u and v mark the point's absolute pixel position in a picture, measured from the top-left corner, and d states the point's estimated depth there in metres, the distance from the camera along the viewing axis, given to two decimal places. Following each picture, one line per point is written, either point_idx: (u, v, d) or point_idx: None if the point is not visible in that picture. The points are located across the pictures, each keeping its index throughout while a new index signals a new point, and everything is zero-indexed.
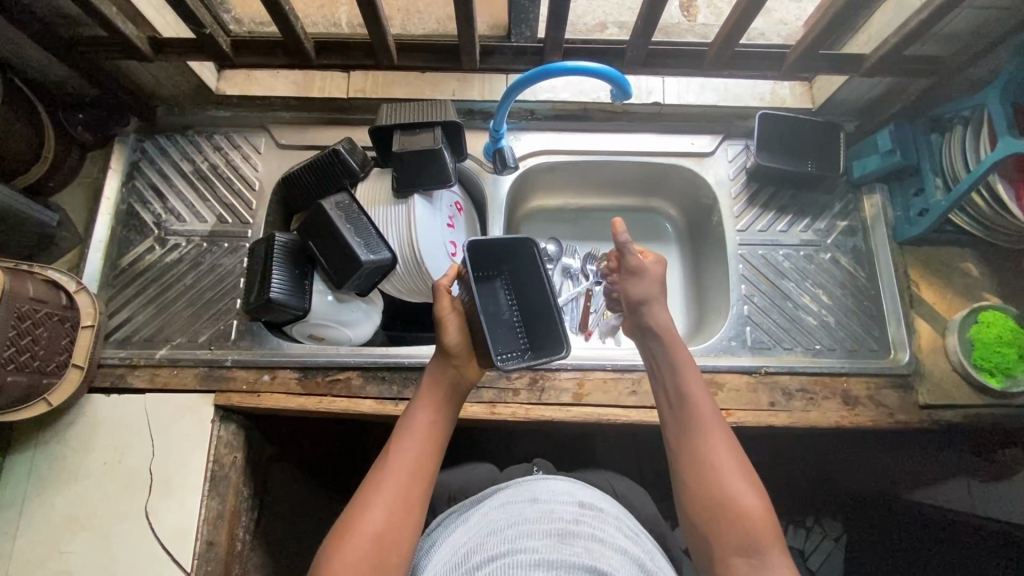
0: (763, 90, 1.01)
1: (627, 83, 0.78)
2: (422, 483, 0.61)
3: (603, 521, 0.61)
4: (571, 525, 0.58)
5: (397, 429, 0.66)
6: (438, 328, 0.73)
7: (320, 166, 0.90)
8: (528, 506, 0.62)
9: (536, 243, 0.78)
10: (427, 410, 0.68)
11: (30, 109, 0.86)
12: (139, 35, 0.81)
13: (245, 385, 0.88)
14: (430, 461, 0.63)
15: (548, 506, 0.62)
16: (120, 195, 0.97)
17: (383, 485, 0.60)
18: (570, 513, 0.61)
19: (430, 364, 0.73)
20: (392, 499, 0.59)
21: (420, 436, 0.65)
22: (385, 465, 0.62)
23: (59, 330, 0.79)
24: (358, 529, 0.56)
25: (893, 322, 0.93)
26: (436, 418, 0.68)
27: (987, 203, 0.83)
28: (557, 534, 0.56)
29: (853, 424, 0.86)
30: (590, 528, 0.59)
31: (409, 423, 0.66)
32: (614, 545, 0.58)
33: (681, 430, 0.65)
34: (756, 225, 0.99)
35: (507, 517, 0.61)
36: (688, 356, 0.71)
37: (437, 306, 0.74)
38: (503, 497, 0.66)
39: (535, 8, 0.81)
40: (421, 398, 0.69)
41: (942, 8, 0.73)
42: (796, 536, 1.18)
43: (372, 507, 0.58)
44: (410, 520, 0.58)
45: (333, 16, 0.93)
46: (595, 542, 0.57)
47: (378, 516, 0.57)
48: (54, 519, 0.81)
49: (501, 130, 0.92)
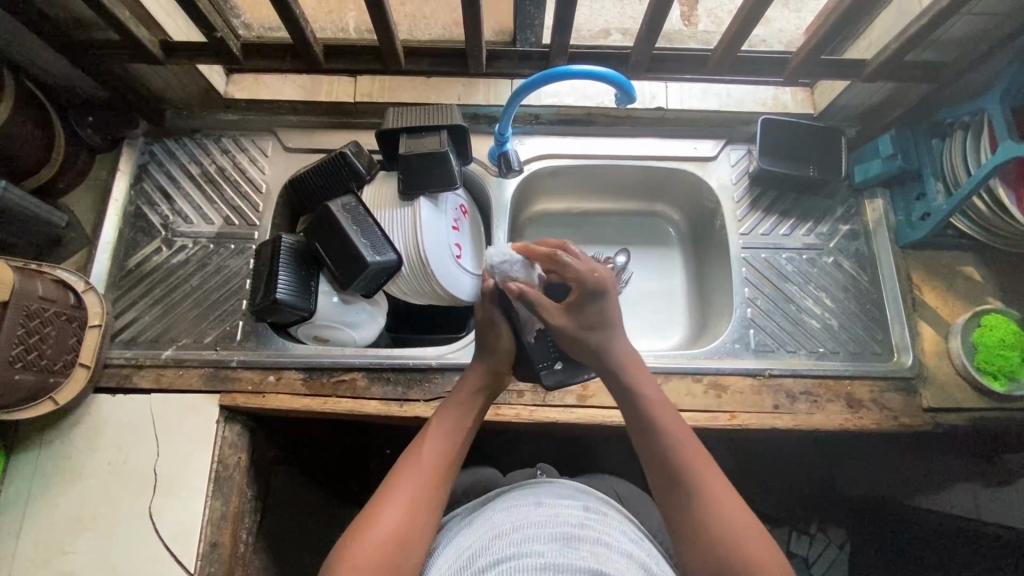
0: (764, 96, 1.03)
1: (631, 86, 0.79)
2: (443, 487, 0.61)
3: (608, 525, 0.61)
4: (577, 530, 0.58)
5: (426, 430, 0.66)
6: (484, 333, 0.75)
7: (328, 169, 0.91)
8: (533, 510, 0.62)
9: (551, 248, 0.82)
10: (454, 421, 0.68)
11: (40, 112, 0.87)
12: (151, 38, 0.83)
13: (251, 385, 0.89)
14: (454, 465, 0.64)
15: (553, 510, 0.62)
16: (128, 197, 0.98)
17: (407, 484, 0.60)
18: (575, 517, 0.61)
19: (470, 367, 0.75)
20: (415, 498, 0.59)
21: (448, 440, 0.65)
22: (411, 464, 0.62)
23: (67, 329, 0.80)
24: (379, 525, 0.56)
25: (896, 326, 0.93)
26: (459, 425, 0.68)
27: (988, 208, 0.83)
28: (562, 538, 0.56)
29: (857, 427, 0.86)
30: (596, 532, 0.59)
31: (434, 430, 0.66)
32: (619, 549, 0.58)
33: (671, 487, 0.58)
34: (758, 228, 1.00)
35: (510, 523, 0.60)
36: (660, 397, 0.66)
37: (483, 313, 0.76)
38: (507, 504, 0.65)
39: (540, 15, 0.82)
40: (453, 404, 0.69)
41: (943, 14, 0.74)
42: (798, 543, 1.16)
43: (391, 507, 0.57)
44: (427, 523, 0.58)
45: (341, 21, 0.94)
46: (601, 546, 0.57)
47: (400, 513, 0.57)
48: (58, 518, 0.81)
49: (506, 134, 0.93)
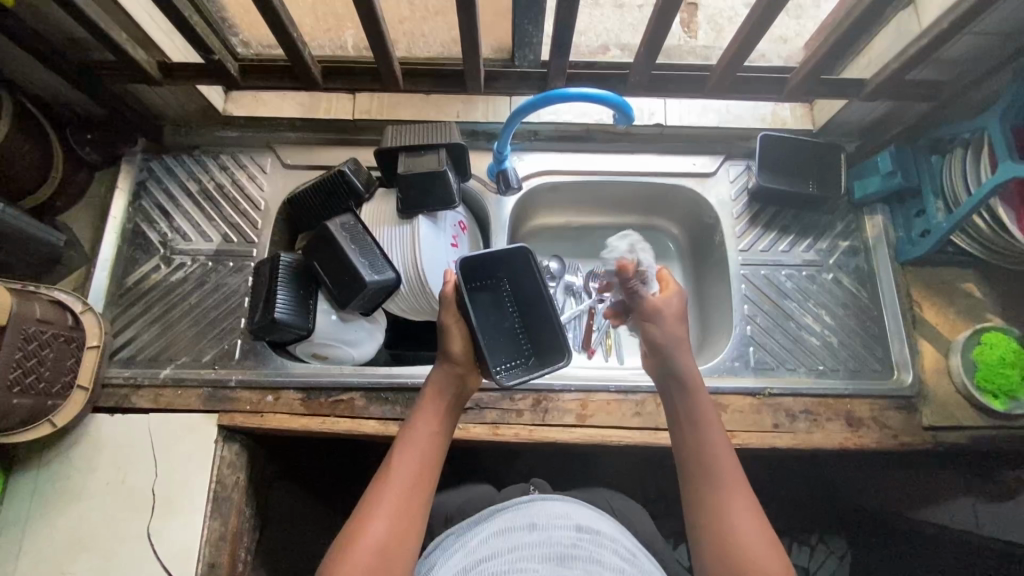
0: (764, 111, 1.03)
1: (629, 108, 0.79)
2: (424, 493, 0.62)
3: (601, 545, 0.61)
4: (570, 549, 0.59)
5: (401, 438, 0.67)
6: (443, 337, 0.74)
7: (326, 187, 0.91)
8: (527, 533, 0.62)
9: (530, 249, 0.77)
10: (430, 423, 0.69)
11: (38, 131, 0.87)
12: (148, 59, 0.83)
13: (249, 405, 0.88)
14: (431, 472, 0.64)
15: (546, 533, 0.61)
16: (127, 214, 0.98)
17: (387, 495, 0.61)
18: (568, 538, 0.61)
19: (433, 371, 0.74)
20: (394, 512, 0.59)
21: (421, 446, 0.66)
22: (389, 474, 0.63)
23: (65, 351, 0.79)
24: (363, 542, 0.57)
25: (896, 343, 0.93)
26: (438, 430, 0.69)
27: (988, 225, 0.83)
28: (555, 558, 0.58)
29: (857, 446, 0.86)
30: (589, 552, 0.59)
31: (411, 435, 0.67)
32: (612, 566, 0.58)
33: (689, 455, 0.64)
34: (757, 245, 1.00)
35: (503, 544, 0.61)
36: (705, 393, 0.68)
37: (441, 322, 0.74)
38: (500, 523, 0.65)
39: (539, 32, 0.81)
40: (422, 408, 0.70)
41: (944, 34, 0.73)
42: (799, 553, 1.18)
43: (376, 520, 0.58)
44: (412, 529, 0.59)
45: (339, 39, 0.92)
46: (594, 564, 0.57)
47: (382, 528, 0.58)
48: (57, 540, 0.81)
49: (505, 152, 0.94)
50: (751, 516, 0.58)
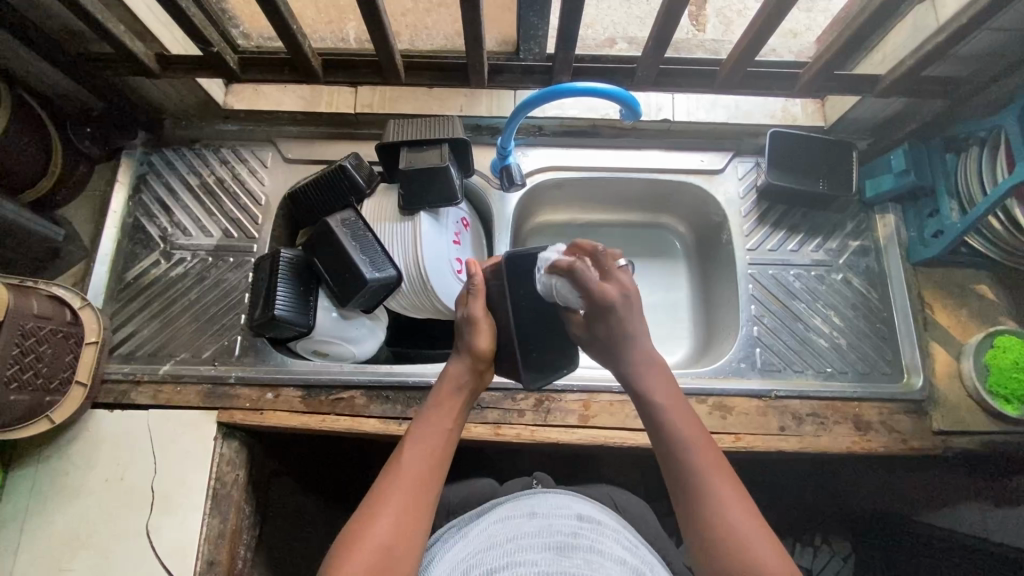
0: (774, 108, 1.00)
1: (636, 102, 0.78)
2: (433, 489, 0.61)
3: (602, 534, 0.60)
4: (570, 538, 0.57)
5: (413, 432, 0.66)
6: (471, 330, 0.72)
7: (326, 182, 0.89)
8: (527, 520, 0.61)
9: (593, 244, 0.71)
10: (443, 418, 0.68)
11: (37, 123, 0.86)
12: (146, 51, 0.81)
13: (249, 402, 0.87)
14: (441, 468, 0.63)
15: (547, 521, 0.60)
16: (127, 208, 0.97)
17: (394, 491, 0.59)
18: (568, 526, 0.60)
19: (451, 363, 0.73)
20: (403, 508, 0.58)
21: (433, 440, 0.64)
22: (398, 468, 0.61)
23: (63, 346, 0.79)
24: (369, 539, 0.55)
25: (907, 345, 0.91)
26: (450, 425, 0.67)
27: (1003, 227, 0.81)
28: (554, 547, 0.55)
29: (865, 450, 0.85)
30: (589, 541, 0.58)
31: (423, 429, 0.66)
32: (613, 556, 0.57)
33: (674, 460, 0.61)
34: (766, 243, 0.98)
35: (503, 533, 0.60)
36: (683, 401, 0.66)
37: (470, 312, 0.73)
38: (499, 513, 0.64)
39: (544, 25, 0.78)
40: (436, 404, 0.69)
41: (961, 31, 0.71)
42: (802, 554, 1.14)
43: (382, 516, 0.57)
44: (418, 529, 0.57)
45: (341, 31, 0.91)
46: (594, 554, 0.55)
47: (388, 524, 0.56)
48: (56, 535, 0.81)
49: (507, 147, 0.92)
50: (751, 512, 0.56)
